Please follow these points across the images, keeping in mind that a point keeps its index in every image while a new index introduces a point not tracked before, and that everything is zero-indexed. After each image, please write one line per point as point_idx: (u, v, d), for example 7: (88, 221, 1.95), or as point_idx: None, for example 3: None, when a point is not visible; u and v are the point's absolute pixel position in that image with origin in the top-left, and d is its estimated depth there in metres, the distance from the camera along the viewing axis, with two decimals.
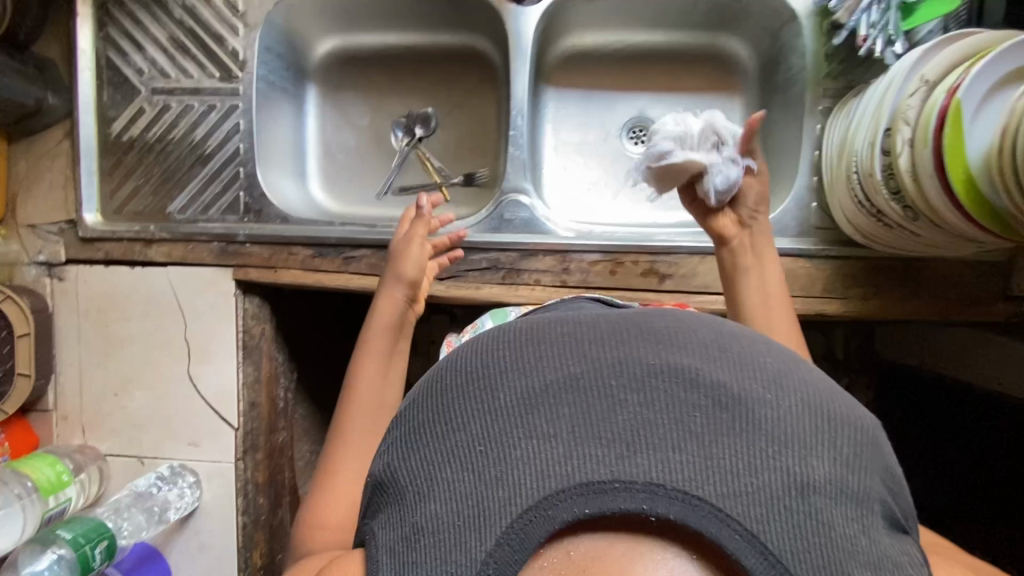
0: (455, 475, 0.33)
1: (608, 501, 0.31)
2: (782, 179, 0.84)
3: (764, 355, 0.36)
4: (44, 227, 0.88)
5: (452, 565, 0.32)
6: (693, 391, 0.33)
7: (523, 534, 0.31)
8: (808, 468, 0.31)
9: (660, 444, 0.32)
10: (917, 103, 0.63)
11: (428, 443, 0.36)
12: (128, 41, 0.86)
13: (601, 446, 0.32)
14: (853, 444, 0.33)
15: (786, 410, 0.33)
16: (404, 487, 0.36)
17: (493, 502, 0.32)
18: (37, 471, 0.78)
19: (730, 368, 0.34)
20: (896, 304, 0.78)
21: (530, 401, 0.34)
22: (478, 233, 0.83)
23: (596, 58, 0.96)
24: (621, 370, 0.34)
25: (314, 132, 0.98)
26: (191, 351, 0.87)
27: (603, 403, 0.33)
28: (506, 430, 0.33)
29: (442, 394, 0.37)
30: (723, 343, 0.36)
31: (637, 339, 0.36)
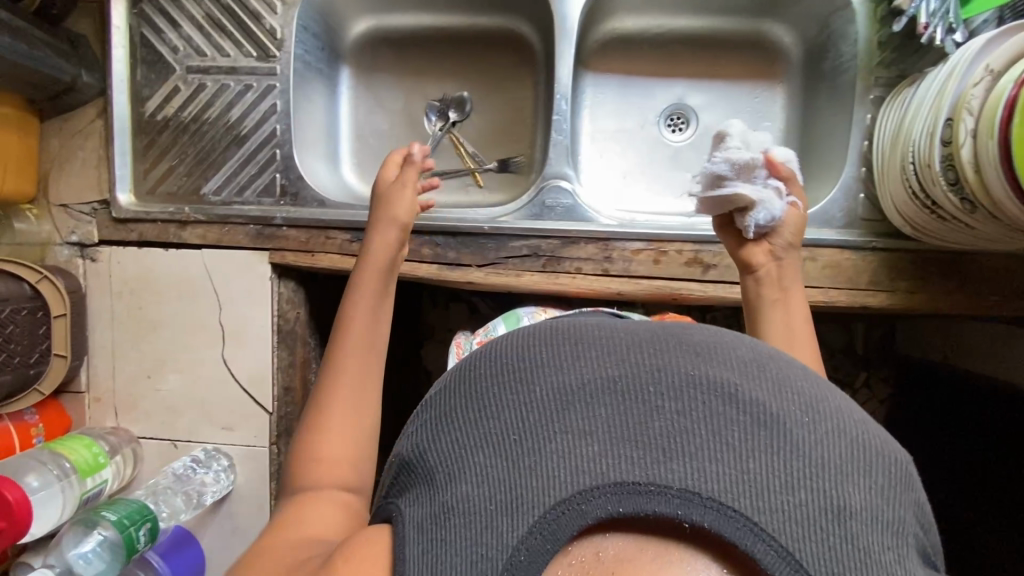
0: (486, 462, 0.33)
1: (641, 503, 0.31)
2: (827, 170, 0.82)
3: (801, 378, 0.35)
4: (76, 207, 0.87)
5: (479, 554, 0.31)
6: (732, 404, 0.33)
7: (554, 527, 0.30)
8: (845, 494, 0.31)
9: (695, 453, 0.31)
10: (982, 93, 0.62)
11: (460, 429, 0.36)
12: (163, 18, 0.84)
13: (636, 449, 0.32)
14: (890, 476, 0.32)
15: (824, 434, 0.32)
16: (434, 469, 0.35)
17: (522, 494, 0.31)
18: (75, 453, 0.78)
19: (768, 385, 0.34)
20: (943, 298, 0.77)
21: (566, 397, 0.34)
22: (518, 220, 0.81)
23: (636, 43, 0.94)
24: (660, 377, 0.34)
25: (347, 114, 0.97)
26: (226, 335, 0.86)
27: (640, 407, 0.33)
28: (541, 424, 0.33)
29: (477, 387, 0.37)
30: (762, 363, 0.36)
31: (676, 349, 0.36)
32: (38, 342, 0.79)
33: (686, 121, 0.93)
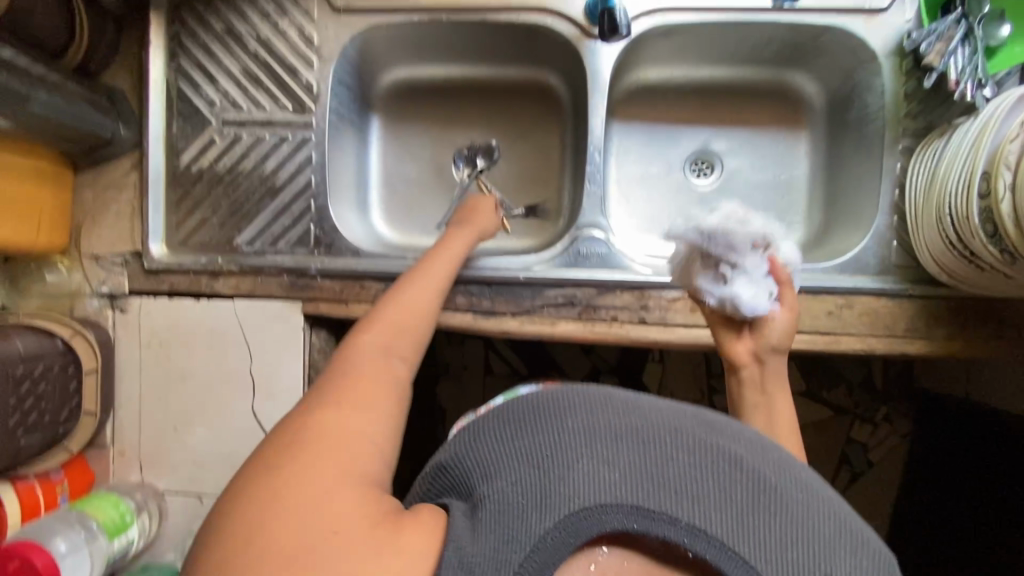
0: (526, 472, 0.43)
1: (650, 523, 0.40)
2: (857, 216, 0.84)
3: (801, 469, 0.45)
4: (108, 258, 0.86)
5: (512, 534, 0.40)
6: (742, 470, 0.42)
7: (579, 526, 0.40)
8: (834, 563, 0.39)
9: (701, 499, 0.41)
10: (1019, 148, 0.62)
11: (505, 446, 0.46)
12: (200, 73, 0.86)
13: (651, 484, 0.41)
14: (874, 560, 0.40)
15: (815, 511, 0.41)
16: (477, 476, 0.45)
17: (562, 498, 0.41)
18: (103, 513, 0.77)
19: (771, 465, 0.43)
20: (982, 344, 0.77)
21: (598, 437, 0.44)
22: (553, 269, 0.81)
23: (660, 92, 0.94)
24: (687, 438, 0.44)
25: (376, 162, 0.98)
26: (256, 387, 0.85)
27: (667, 456, 0.43)
28: (586, 454, 0.43)
29: (537, 415, 0.47)
30: (766, 449, 0.46)
31: (701, 421, 0.46)
32: (69, 398, 0.78)
33: (712, 166, 0.94)
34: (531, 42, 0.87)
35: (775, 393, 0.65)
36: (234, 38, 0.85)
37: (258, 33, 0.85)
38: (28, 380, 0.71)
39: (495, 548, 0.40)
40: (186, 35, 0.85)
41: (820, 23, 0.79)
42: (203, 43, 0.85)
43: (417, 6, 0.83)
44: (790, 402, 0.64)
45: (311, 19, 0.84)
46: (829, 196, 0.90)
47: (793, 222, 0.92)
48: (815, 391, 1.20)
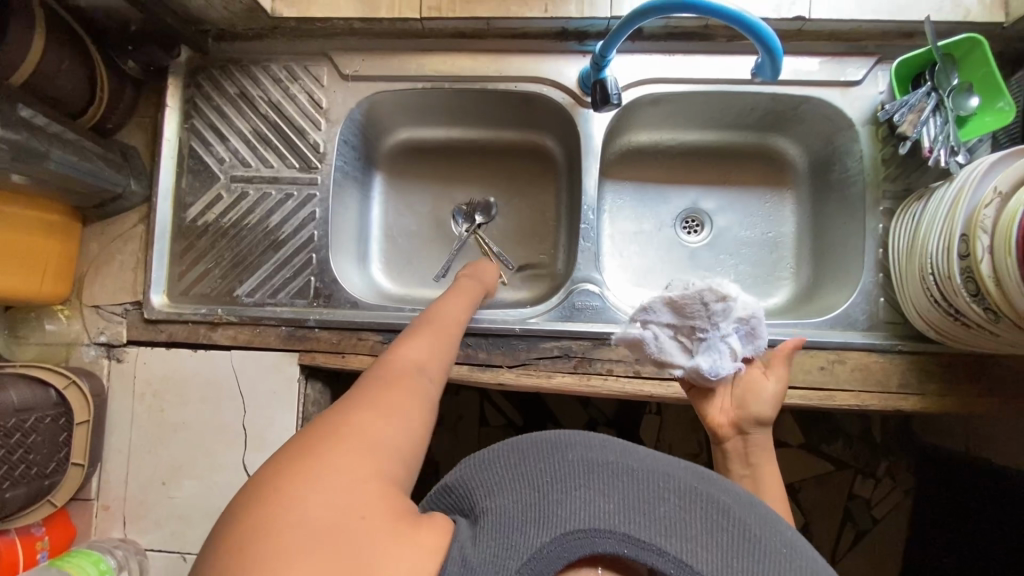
0: (527, 491, 0.44)
1: (642, 552, 0.41)
2: (845, 273, 0.86)
3: (786, 526, 0.46)
4: (108, 307, 0.87)
5: (509, 544, 0.40)
6: (727, 517, 0.44)
7: (574, 544, 0.41)
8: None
9: (691, 537, 0.42)
10: (993, 213, 0.65)
11: (506, 465, 0.46)
12: (212, 132, 0.90)
13: (645, 518, 0.42)
14: None
15: (799, 567, 0.42)
16: (476, 489, 0.46)
17: (557, 514, 0.42)
18: (79, 569, 0.75)
19: (756, 517, 0.45)
20: (973, 401, 0.77)
21: (598, 468, 0.45)
22: (548, 322, 0.82)
23: (649, 154, 0.99)
24: (677, 478, 0.46)
25: (377, 216, 1.01)
26: (248, 439, 0.84)
27: (656, 492, 0.44)
28: (579, 476, 0.44)
29: (534, 438, 0.48)
30: (754, 504, 0.47)
31: (690, 466, 0.48)
32: (58, 450, 0.76)
33: (701, 224, 0.98)
34: (528, 108, 0.92)
35: (763, 467, 0.63)
36: (246, 101, 0.90)
37: (269, 97, 0.89)
38: (17, 432, 0.71)
39: (495, 553, 0.40)
40: (200, 97, 0.90)
41: (799, 93, 0.84)
42: (216, 105, 0.90)
43: (421, 75, 0.88)
44: (776, 476, 0.61)
45: (320, 85, 0.89)
46: (816, 253, 0.93)
47: (782, 277, 0.95)
48: (813, 445, 1.20)
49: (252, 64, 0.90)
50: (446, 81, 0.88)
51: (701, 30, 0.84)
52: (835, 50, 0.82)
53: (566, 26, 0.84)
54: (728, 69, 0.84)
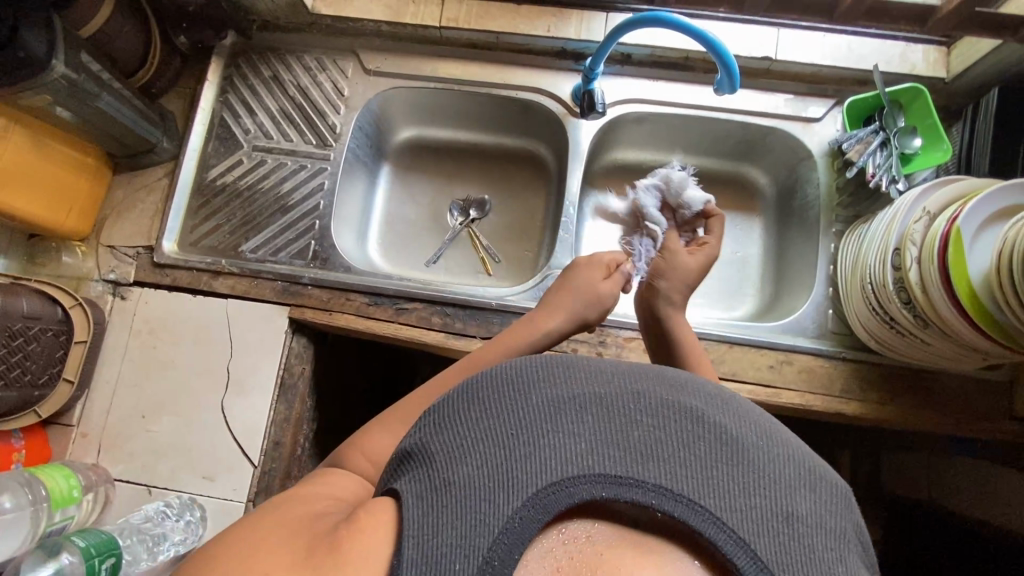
0: (489, 450, 0.39)
1: (621, 490, 0.37)
2: (800, 289, 0.93)
3: (755, 412, 0.44)
4: (122, 249, 0.95)
5: (478, 518, 0.36)
6: (699, 425, 0.40)
7: (548, 500, 0.36)
8: (793, 502, 0.38)
9: (668, 459, 0.38)
10: (922, 228, 0.73)
11: (462, 425, 0.41)
12: (243, 107, 1.01)
13: (619, 449, 0.39)
14: (830, 493, 0.40)
15: (774, 456, 0.40)
16: (434, 454, 0.40)
17: (521, 472, 0.37)
18: (52, 479, 0.77)
19: (729, 416, 0.42)
20: (909, 412, 0.83)
21: (563, 405, 0.40)
22: (523, 301, 0.90)
23: (634, 170, 1.07)
24: (641, 398, 0.41)
25: (380, 203, 1.10)
26: (230, 382, 0.89)
27: (621, 419, 0.40)
28: (536, 422, 0.39)
29: (479, 388, 0.43)
30: (724, 398, 0.44)
31: (653, 380, 0.43)
32: (52, 364, 0.83)
33: None
34: (527, 117, 1.03)
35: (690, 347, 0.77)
36: (277, 83, 1.01)
37: (298, 82, 1.01)
38: (20, 336, 0.77)
39: (461, 533, 0.35)
40: (237, 77, 1.02)
41: (766, 124, 0.94)
42: (250, 84, 1.01)
43: (434, 76, 0.99)
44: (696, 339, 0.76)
45: (345, 76, 1.00)
46: (777, 273, 1.00)
47: (746, 294, 1.02)
48: None
49: (288, 53, 1.02)
50: (456, 83, 0.99)
51: (682, 62, 0.95)
52: (799, 90, 0.93)
53: (565, 47, 0.97)
54: (704, 97, 0.95)
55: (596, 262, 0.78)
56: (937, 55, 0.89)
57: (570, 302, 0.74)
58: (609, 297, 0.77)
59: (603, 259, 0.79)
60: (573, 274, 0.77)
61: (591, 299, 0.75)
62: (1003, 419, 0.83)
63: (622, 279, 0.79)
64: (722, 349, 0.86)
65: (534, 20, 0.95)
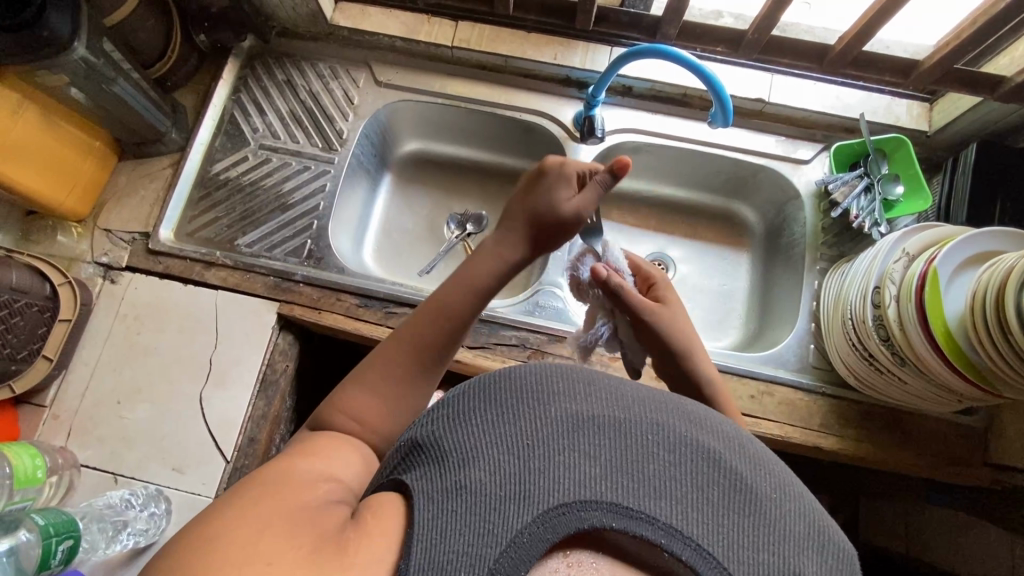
0: (504, 459, 0.38)
1: (631, 523, 0.37)
2: (783, 322, 0.95)
3: (771, 463, 0.43)
4: (118, 233, 0.95)
5: (485, 528, 0.35)
6: (715, 468, 0.40)
7: (558, 521, 0.36)
8: (800, 562, 0.37)
9: (681, 499, 0.38)
10: (901, 268, 0.76)
11: (480, 429, 0.41)
12: (254, 106, 1.03)
13: (633, 480, 0.38)
14: (837, 558, 0.39)
15: (785, 511, 0.39)
16: (447, 453, 0.40)
17: (536, 488, 0.37)
18: (17, 458, 0.74)
19: (747, 463, 0.41)
20: (886, 451, 0.84)
21: (582, 425, 0.40)
22: (513, 313, 0.92)
23: (630, 199, 1.11)
24: (659, 430, 0.41)
25: (379, 211, 1.12)
26: (211, 374, 0.88)
27: (640, 450, 0.40)
28: (554, 439, 0.39)
29: (498, 394, 0.43)
30: (743, 444, 0.43)
31: (673, 411, 0.43)
32: (33, 340, 0.82)
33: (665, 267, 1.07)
34: (528, 139, 1.06)
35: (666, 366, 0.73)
36: (289, 87, 1.04)
37: (310, 87, 1.04)
38: (6, 308, 0.76)
39: (469, 543, 0.35)
40: (251, 78, 1.05)
41: (757, 162, 0.98)
42: (263, 86, 1.05)
43: (441, 92, 1.03)
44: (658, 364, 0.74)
45: (356, 86, 1.04)
46: (761, 308, 1.03)
47: (732, 325, 1.04)
48: None
49: (304, 60, 1.06)
50: (463, 100, 1.03)
51: (679, 97, 1.00)
52: (789, 133, 0.98)
53: (570, 75, 1.01)
54: (698, 131, 0.99)
55: (561, 176, 0.67)
56: (920, 110, 0.94)
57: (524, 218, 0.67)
58: (570, 217, 0.66)
59: (564, 173, 0.67)
60: (531, 191, 0.67)
61: (548, 220, 0.66)
62: (978, 466, 0.84)
63: (592, 195, 0.67)
64: None
65: (542, 48, 1.00)
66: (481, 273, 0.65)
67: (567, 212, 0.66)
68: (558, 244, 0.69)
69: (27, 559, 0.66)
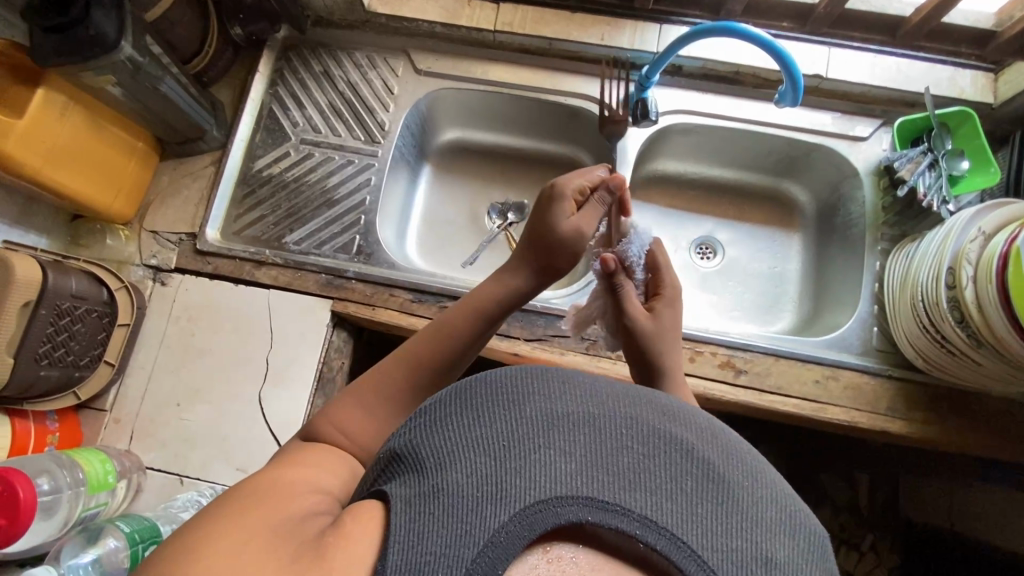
0: (481, 459, 0.35)
1: (606, 515, 0.34)
2: (842, 304, 0.94)
3: (744, 453, 0.40)
4: (165, 234, 0.94)
5: (463, 529, 0.32)
6: (688, 459, 0.37)
7: (534, 518, 0.33)
8: (773, 547, 0.35)
9: (654, 490, 0.36)
10: (978, 248, 0.73)
11: (455, 431, 0.38)
12: (292, 100, 1.01)
13: (607, 474, 0.35)
14: (810, 544, 0.36)
15: (759, 499, 0.37)
16: (425, 459, 0.37)
17: (510, 486, 0.34)
18: (90, 464, 0.74)
19: (718, 452, 0.39)
20: (956, 434, 0.82)
21: (556, 420, 0.37)
22: (568, 304, 0.91)
23: (674, 182, 1.08)
24: (633, 424, 0.39)
25: (419, 203, 1.10)
26: (269, 374, 0.88)
27: (614, 443, 0.37)
28: (529, 436, 0.36)
29: (474, 396, 0.40)
30: (715, 433, 0.41)
31: (647, 405, 0.41)
32: (94, 346, 0.81)
33: (714, 251, 1.06)
34: (572, 124, 1.04)
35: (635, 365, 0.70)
36: (327, 79, 1.02)
37: (348, 78, 1.02)
38: (68, 316, 0.75)
39: (445, 543, 0.32)
40: (288, 71, 1.03)
41: (813, 141, 0.95)
42: (301, 78, 1.02)
43: (485, 79, 1.00)
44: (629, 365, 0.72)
45: (395, 75, 1.01)
46: (815, 291, 1.01)
47: (783, 309, 1.02)
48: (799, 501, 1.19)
49: (340, 50, 1.03)
50: (507, 87, 1.00)
51: (731, 75, 0.97)
52: (847, 109, 0.95)
53: (618, 56, 0.98)
54: (753, 111, 0.96)
55: (562, 195, 0.68)
56: (985, 81, 0.91)
57: (532, 247, 0.67)
58: (570, 238, 0.66)
59: (561, 193, 0.68)
60: (537, 212, 0.69)
61: (549, 240, 0.66)
62: None
63: (593, 212, 0.69)
64: (767, 362, 0.86)
65: (588, 29, 0.97)
66: (487, 301, 0.64)
67: (566, 230, 0.66)
68: (566, 267, 0.68)
69: (112, 563, 0.67)
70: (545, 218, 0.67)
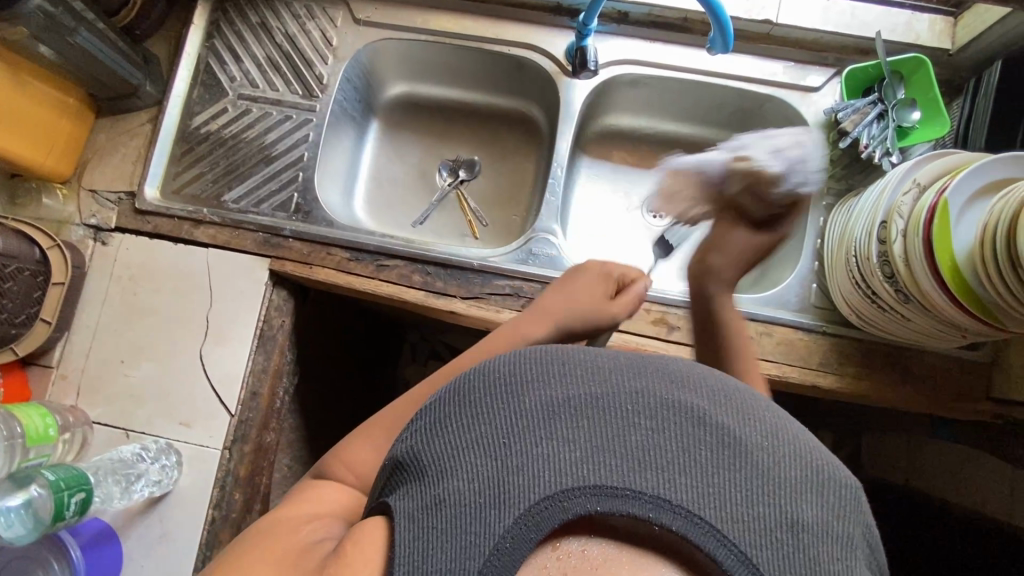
0: (481, 461, 0.36)
1: (615, 502, 0.35)
2: (788, 259, 0.92)
3: (762, 409, 0.40)
4: (104, 193, 0.94)
5: (469, 540, 0.34)
6: (699, 427, 0.37)
7: (541, 517, 0.34)
8: (798, 508, 0.35)
9: (666, 467, 0.36)
10: (910, 201, 0.71)
11: (455, 433, 0.39)
12: (229, 53, 0.99)
13: (614, 457, 0.36)
14: (838, 496, 0.36)
15: (780, 457, 0.36)
16: (426, 467, 0.38)
17: (513, 486, 0.35)
18: (28, 418, 0.76)
19: (734, 415, 0.38)
20: (889, 388, 0.82)
21: (556, 409, 0.38)
22: (505, 262, 0.89)
23: (627, 136, 1.05)
24: (638, 398, 0.38)
25: (368, 160, 1.08)
26: (209, 332, 0.89)
27: (620, 423, 0.37)
28: (530, 430, 0.37)
29: (470, 393, 0.40)
30: (730, 394, 0.40)
31: (652, 374, 0.40)
32: (30, 304, 0.83)
33: None
34: (519, 75, 1.01)
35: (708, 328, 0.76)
36: (265, 31, 0.99)
37: (286, 29, 0.99)
38: None
39: (450, 558, 0.34)
40: (225, 23, 0.99)
41: (763, 91, 0.92)
42: (237, 30, 0.99)
43: (426, 29, 0.97)
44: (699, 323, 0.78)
45: (334, 25, 0.98)
46: None
47: None
48: None
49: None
50: (449, 37, 0.97)
51: (679, 22, 0.93)
52: (799, 58, 0.91)
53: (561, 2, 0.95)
54: (699, 59, 0.92)
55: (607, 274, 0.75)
56: (943, 26, 0.87)
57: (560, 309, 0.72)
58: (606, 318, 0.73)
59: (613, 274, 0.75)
60: (577, 278, 0.76)
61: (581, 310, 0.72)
62: (981, 400, 0.82)
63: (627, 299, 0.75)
64: None
65: None
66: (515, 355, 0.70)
67: (601, 311, 0.73)
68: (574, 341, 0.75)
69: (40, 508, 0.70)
70: (583, 290, 0.74)
